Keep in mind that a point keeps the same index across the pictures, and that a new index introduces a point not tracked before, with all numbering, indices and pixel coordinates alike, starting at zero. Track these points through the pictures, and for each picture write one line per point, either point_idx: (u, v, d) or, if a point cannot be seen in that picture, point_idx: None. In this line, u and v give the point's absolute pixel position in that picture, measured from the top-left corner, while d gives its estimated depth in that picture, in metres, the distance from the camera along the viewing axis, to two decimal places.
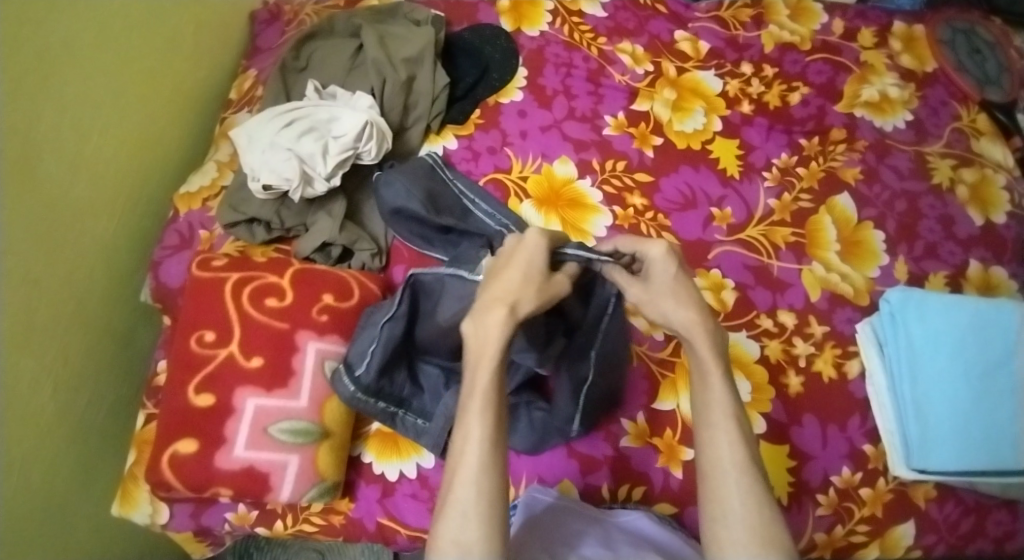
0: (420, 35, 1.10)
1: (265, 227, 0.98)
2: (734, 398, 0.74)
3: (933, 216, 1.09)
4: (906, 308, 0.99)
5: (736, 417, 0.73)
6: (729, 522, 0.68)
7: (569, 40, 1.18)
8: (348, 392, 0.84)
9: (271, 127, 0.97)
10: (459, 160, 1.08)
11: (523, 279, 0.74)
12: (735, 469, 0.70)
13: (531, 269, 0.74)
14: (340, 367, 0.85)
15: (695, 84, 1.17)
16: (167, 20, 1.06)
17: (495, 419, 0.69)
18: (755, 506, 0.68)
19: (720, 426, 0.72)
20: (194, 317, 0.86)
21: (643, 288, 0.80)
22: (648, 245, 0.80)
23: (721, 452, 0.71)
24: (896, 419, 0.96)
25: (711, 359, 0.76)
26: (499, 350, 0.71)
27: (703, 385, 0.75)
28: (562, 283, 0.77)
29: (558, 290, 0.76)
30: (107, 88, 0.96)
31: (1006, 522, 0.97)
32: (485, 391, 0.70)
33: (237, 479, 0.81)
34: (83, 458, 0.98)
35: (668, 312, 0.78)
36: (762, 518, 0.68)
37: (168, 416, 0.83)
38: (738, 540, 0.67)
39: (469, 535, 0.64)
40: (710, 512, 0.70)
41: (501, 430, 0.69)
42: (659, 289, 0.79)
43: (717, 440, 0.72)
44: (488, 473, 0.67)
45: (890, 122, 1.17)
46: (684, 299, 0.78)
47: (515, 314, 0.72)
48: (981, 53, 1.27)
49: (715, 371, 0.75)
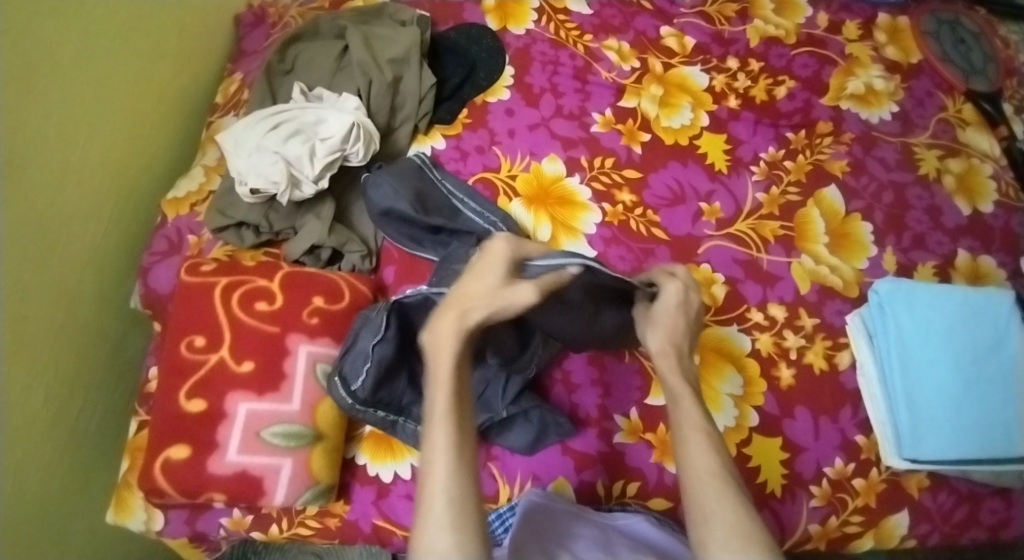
0: (406, 35, 1.10)
1: (253, 231, 0.98)
2: (704, 414, 0.75)
3: (921, 207, 1.10)
4: (894, 299, 0.99)
5: (710, 429, 0.73)
6: (710, 520, 0.66)
7: (556, 38, 1.18)
8: (346, 402, 0.84)
9: (257, 130, 0.97)
10: (447, 160, 1.07)
11: (477, 285, 0.71)
12: (711, 475, 0.69)
13: (485, 276, 0.72)
14: (336, 379, 0.84)
15: (682, 79, 1.17)
16: (151, 25, 1.06)
17: (459, 430, 0.67)
18: (734, 506, 0.67)
19: (692, 439, 0.72)
20: (184, 322, 0.86)
21: (645, 316, 0.83)
22: (666, 280, 0.83)
23: (695, 462, 0.71)
24: (887, 409, 0.97)
25: (680, 383, 0.77)
26: (453, 358, 0.68)
27: (674, 404, 0.76)
28: (527, 292, 0.71)
29: (518, 298, 0.71)
30: (92, 95, 0.96)
31: (999, 510, 0.97)
32: (443, 400, 0.67)
33: (230, 484, 0.81)
34: (76, 466, 0.98)
35: (650, 340, 0.80)
36: (741, 515, 0.66)
37: (159, 423, 0.82)
38: (722, 539, 0.65)
39: (443, 542, 0.62)
40: (691, 517, 0.68)
41: (465, 443, 0.67)
42: (656, 319, 0.81)
43: (692, 452, 0.71)
44: (458, 480, 0.65)
45: (876, 114, 1.17)
46: (665, 329, 0.80)
47: (464, 321, 0.69)
48: (965, 43, 1.28)
49: (685, 394, 0.76)
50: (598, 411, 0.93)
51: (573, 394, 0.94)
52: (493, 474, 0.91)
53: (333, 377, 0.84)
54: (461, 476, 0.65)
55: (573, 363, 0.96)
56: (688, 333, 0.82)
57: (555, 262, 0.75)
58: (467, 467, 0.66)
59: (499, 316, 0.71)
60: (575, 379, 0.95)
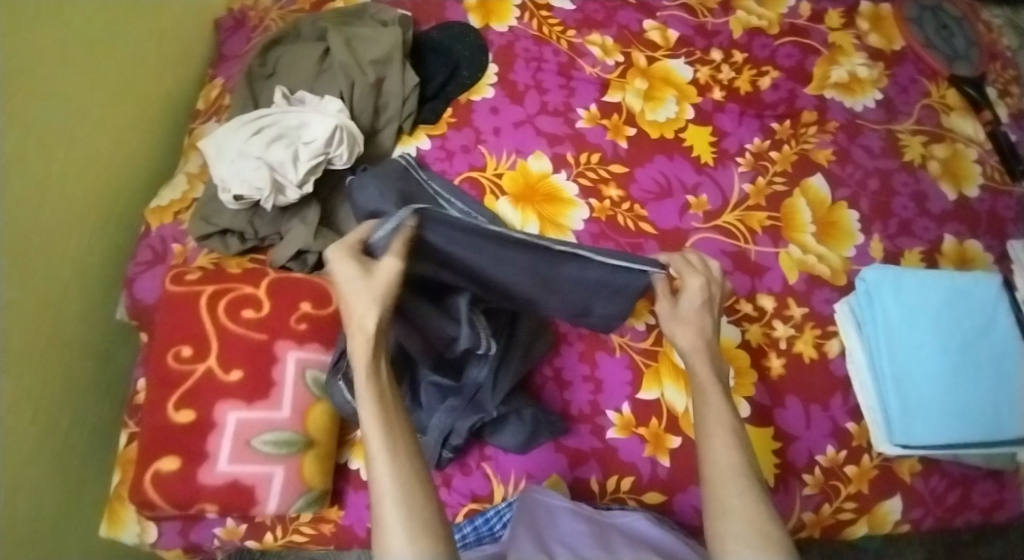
0: (387, 35, 1.09)
1: (238, 237, 0.97)
2: (731, 408, 0.74)
3: (907, 193, 1.10)
4: (882, 287, 0.99)
5: (736, 425, 0.72)
6: (729, 514, 0.66)
7: (539, 34, 1.17)
8: (352, 407, 0.83)
9: (239, 136, 0.96)
10: (432, 160, 1.07)
11: (349, 289, 0.68)
12: (735, 470, 0.69)
13: (347, 276, 0.69)
14: (342, 381, 0.82)
15: (666, 73, 1.17)
16: (129, 32, 1.05)
17: (388, 428, 0.64)
18: (755, 503, 0.67)
19: (717, 433, 0.71)
20: (171, 332, 0.85)
21: (669, 309, 0.80)
22: (688, 273, 0.81)
23: (719, 456, 0.70)
24: (877, 396, 0.97)
25: (710, 380, 0.76)
26: (366, 368, 0.66)
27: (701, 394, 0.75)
28: (388, 267, 0.69)
29: (389, 275, 0.69)
30: (71, 106, 0.95)
31: (992, 493, 0.98)
32: (370, 406, 0.64)
33: (222, 493, 0.81)
34: (67, 481, 0.97)
35: (678, 335, 0.80)
36: (760, 513, 0.66)
37: (148, 435, 0.82)
38: (739, 533, 0.65)
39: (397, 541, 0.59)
40: (710, 511, 0.67)
41: (397, 440, 0.63)
42: (679, 315, 0.80)
43: (715, 447, 0.71)
44: (404, 478, 0.62)
45: (860, 102, 1.17)
46: (693, 326, 0.80)
47: (366, 333, 0.67)
48: (948, 29, 1.28)
49: (714, 389, 0.75)
50: (591, 407, 0.93)
51: (564, 391, 0.94)
52: (487, 473, 0.91)
53: (337, 382, 0.82)
54: (404, 475, 0.62)
55: (564, 361, 0.96)
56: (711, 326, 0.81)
57: (391, 227, 0.72)
58: (408, 464, 0.62)
59: (387, 300, 0.68)
60: (567, 376, 0.95)
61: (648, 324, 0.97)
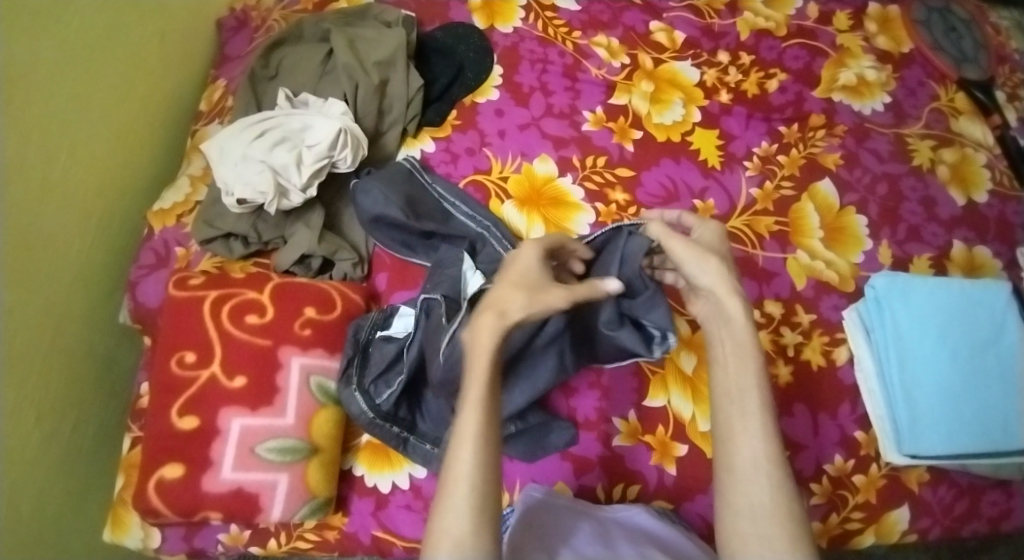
0: (392, 36, 1.08)
1: (242, 241, 0.96)
2: (765, 387, 0.75)
3: (915, 198, 1.09)
4: (891, 294, 0.98)
5: (768, 409, 0.74)
6: (756, 515, 0.69)
7: (544, 35, 1.16)
8: (366, 417, 0.84)
9: (242, 139, 0.95)
10: (437, 163, 1.06)
11: (512, 280, 0.76)
12: (768, 465, 0.71)
13: (527, 276, 0.77)
14: (357, 392, 0.85)
15: (673, 75, 1.16)
16: (131, 33, 1.04)
17: (485, 420, 0.70)
18: (785, 502, 0.70)
19: (753, 419, 0.74)
20: (174, 338, 0.84)
21: (689, 243, 0.83)
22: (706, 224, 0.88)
23: (755, 447, 0.72)
24: (885, 404, 0.96)
25: (750, 349, 0.77)
26: (489, 356, 0.72)
27: (740, 366, 0.76)
28: (562, 292, 0.77)
29: (556, 299, 0.76)
30: (72, 108, 0.94)
31: (1000, 502, 0.97)
32: (476, 394, 0.71)
33: (226, 502, 0.80)
34: (70, 487, 0.96)
35: (707, 269, 0.81)
36: (786, 514, 0.69)
37: (151, 442, 0.81)
38: (764, 534, 0.68)
39: (461, 525, 0.66)
40: (733, 504, 0.71)
41: (489, 434, 0.70)
42: (701, 249, 0.83)
43: (750, 434, 0.73)
44: (483, 472, 0.68)
45: (868, 105, 1.16)
46: (721, 261, 0.82)
47: (502, 321, 0.73)
48: (956, 31, 1.27)
49: (754, 364, 0.76)
50: (597, 414, 0.92)
51: (571, 398, 0.93)
52: None
53: (351, 391, 0.85)
54: (485, 469, 0.68)
55: None
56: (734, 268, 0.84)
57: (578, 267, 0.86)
58: (490, 462, 0.69)
59: (538, 308, 0.75)
60: (573, 383, 0.94)
61: None
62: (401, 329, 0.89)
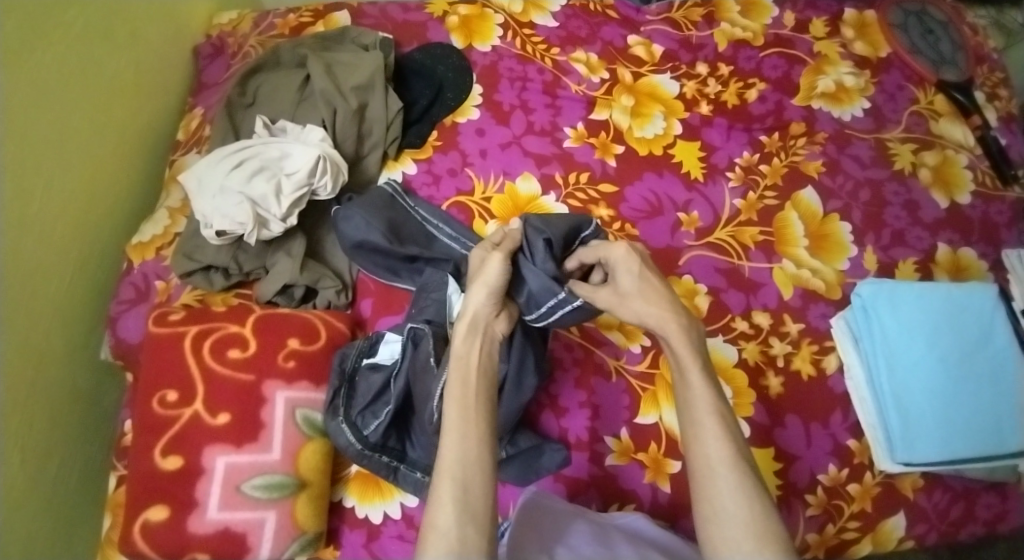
0: (369, 60, 1.08)
1: (222, 273, 0.95)
2: (713, 391, 0.75)
3: (898, 203, 1.09)
4: (877, 301, 0.98)
5: (721, 411, 0.74)
6: (722, 520, 0.70)
7: (522, 52, 1.16)
8: (354, 449, 0.83)
9: (220, 169, 0.94)
10: (419, 185, 1.05)
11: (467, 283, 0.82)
12: (725, 467, 0.71)
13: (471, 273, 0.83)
14: (345, 425, 0.84)
15: (652, 88, 1.16)
16: (106, 66, 1.03)
17: (463, 413, 0.72)
18: (748, 503, 0.70)
19: (706, 425, 0.73)
20: (155, 376, 0.83)
21: (612, 292, 0.82)
22: (611, 247, 0.83)
23: (709, 451, 0.72)
24: (877, 413, 0.96)
25: (689, 355, 0.77)
26: (456, 357, 0.77)
27: (684, 377, 0.76)
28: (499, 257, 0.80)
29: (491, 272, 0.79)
30: (46, 145, 0.92)
31: (995, 505, 0.97)
32: (457, 395, 0.74)
33: (213, 543, 0.78)
34: (58, 527, 0.95)
35: (638, 310, 0.80)
36: (753, 513, 0.69)
37: (135, 483, 0.80)
38: (732, 538, 0.69)
39: (444, 519, 0.67)
40: (703, 513, 0.71)
41: (468, 425, 0.72)
42: (622, 290, 0.81)
43: (706, 439, 0.73)
44: (463, 466, 0.69)
45: (847, 111, 1.17)
46: (642, 296, 0.80)
47: (466, 322, 0.79)
48: (933, 34, 1.27)
49: (694, 367, 0.76)
50: (589, 434, 0.91)
51: (561, 419, 0.92)
52: None
53: (338, 423, 0.84)
54: (467, 459, 0.70)
55: (560, 389, 0.94)
56: (658, 279, 0.81)
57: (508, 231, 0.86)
58: (472, 452, 0.70)
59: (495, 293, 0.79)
60: (564, 403, 0.93)
61: (643, 345, 0.96)
62: (387, 357, 0.88)
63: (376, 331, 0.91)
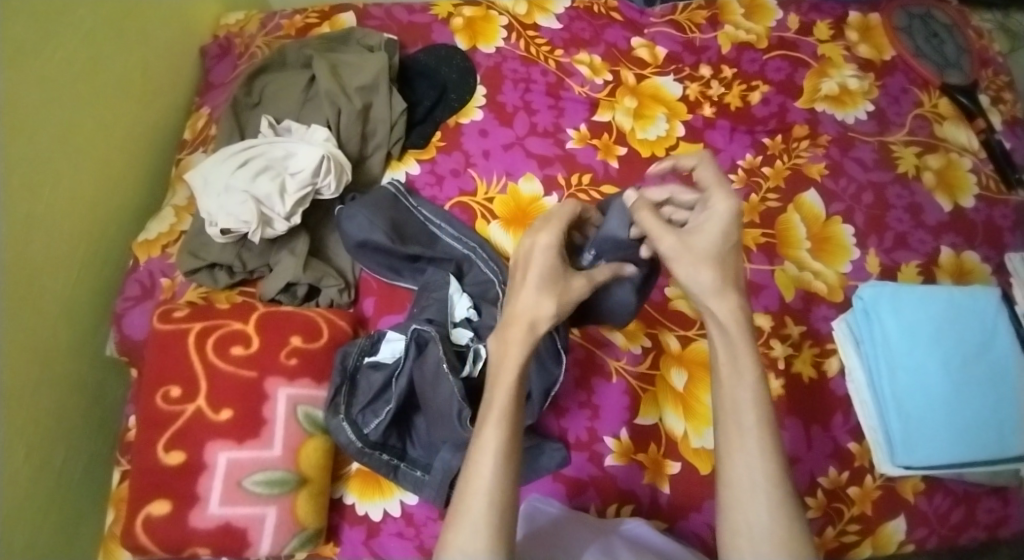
0: (374, 61, 1.08)
1: (227, 271, 0.96)
2: (762, 400, 0.72)
3: (901, 206, 1.09)
4: (879, 304, 0.99)
5: (766, 424, 0.71)
6: (755, 536, 0.68)
7: (526, 54, 1.17)
8: (354, 446, 0.84)
9: (226, 168, 0.95)
10: (423, 185, 1.06)
11: (540, 288, 0.76)
12: (766, 481, 0.69)
13: (551, 271, 0.77)
14: (346, 423, 0.84)
15: (656, 90, 1.16)
16: (113, 66, 1.04)
17: (510, 430, 0.71)
18: (785, 519, 0.68)
19: (750, 436, 0.70)
20: (159, 372, 0.84)
21: (680, 242, 0.77)
22: (715, 197, 0.77)
23: (751, 464, 0.69)
24: (878, 415, 0.96)
25: (747, 358, 0.73)
26: (517, 366, 0.73)
27: (737, 379, 0.73)
28: (582, 285, 0.79)
29: (575, 291, 0.78)
30: (54, 143, 0.93)
31: (996, 509, 0.97)
32: (506, 406, 0.71)
33: (214, 537, 0.79)
34: (60, 523, 0.95)
35: (698, 276, 0.75)
36: (788, 530, 0.67)
37: (138, 478, 0.80)
38: (762, 552, 0.67)
39: (475, 544, 0.66)
40: (733, 525, 0.69)
41: (511, 444, 0.70)
42: (694, 252, 0.76)
43: (749, 450, 0.70)
44: (499, 487, 0.68)
45: (851, 114, 1.17)
46: (713, 263, 0.75)
47: (531, 331, 0.75)
48: (938, 37, 1.27)
49: (747, 369, 0.73)
50: (589, 434, 0.92)
51: (562, 419, 0.93)
52: None
53: (339, 421, 0.84)
54: (504, 476, 0.69)
55: (561, 389, 0.94)
56: (734, 263, 0.77)
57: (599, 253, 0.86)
58: (508, 472, 0.69)
59: (563, 308, 0.77)
60: (564, 404, 0.93)
61: (644, 346, 0.96)
62: (388, 356, 0.88)
63: (374, 332, 0.91)
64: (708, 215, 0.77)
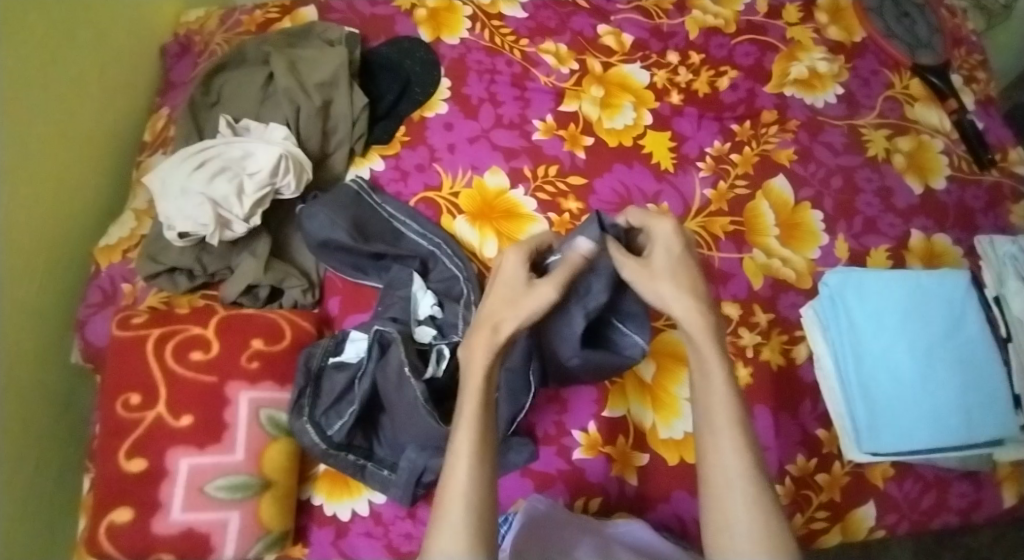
0: (334, 56, 1.07)
1: (187, 275, 0.95)
2: (732, 398, 0.71)
3: (871, 190, 1.09)
4: (844, 291, 0.99)
5: (738, 422, 0.70)
6: (734, 534, 0.67)
7: (491, 45, 1.15)
8: (319, 448, 0.84)
9: (182, 170, 0.94)
10: (387, 182, 1.05)
11: (506, 301, 0.74)
12: (741, 478, 0.68)
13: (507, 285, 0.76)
14: (310, 426, 0.84)
15: (623, 78, 1.15)
16: (70, 68, 1.02)
17: (478, 433, 0.70)
18: (762, 515, 0.67)
19: (723, 434, 0.70)
20: (118, 380, 0.83)
21: (641, 267, 0.76)
22: (656, 221, 0.78)
23: (726, 462, 0.69)
24: (844, 401, 0.96)
25: (711, 354, 0.72)
26: (483, 372, 0.72)
27: (705, 383, 0.72)
28: (549, 291, 0.74)
29: (541, 298, 0.73)
30: (10, 150, 0.92)
31: (969, 493, 0.97)
32: (474, 408, 0.71)
33: (177, 542, 0.79)
34: (32, 533, 0.95)
35: (664, 293, 0.74)
36: (766, 525, 0.67)
37: (101, 487, 0.80)
38: (742, 551, 0.67)
39: (456, 545, 0.66)
40: (713, 526, 0.68)
41: (483, 445, 0.70)
42: (654, 269, 0.76)
43: (722, 448, 0.70)
44: (479, 486, 0.68)
45: (820, 98, 1.16)
46: (673, 277, 0.75)
47: (497, 336, 0.73)
48: (909, 17, 1.26)
49: (714, 365, 0.72)
50: (557, 428, 0.92)
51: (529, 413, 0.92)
52: None
53: (303, 423, 0.84)
54: (480, 480, 0.69)
55: None
56: (695, 273, 0.76)
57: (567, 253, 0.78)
58: (486, 475, 0.69)
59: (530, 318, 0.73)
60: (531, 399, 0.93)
61: None
62: (353, 355, 0.88)
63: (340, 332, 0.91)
64: (657, 238, 0.78)
